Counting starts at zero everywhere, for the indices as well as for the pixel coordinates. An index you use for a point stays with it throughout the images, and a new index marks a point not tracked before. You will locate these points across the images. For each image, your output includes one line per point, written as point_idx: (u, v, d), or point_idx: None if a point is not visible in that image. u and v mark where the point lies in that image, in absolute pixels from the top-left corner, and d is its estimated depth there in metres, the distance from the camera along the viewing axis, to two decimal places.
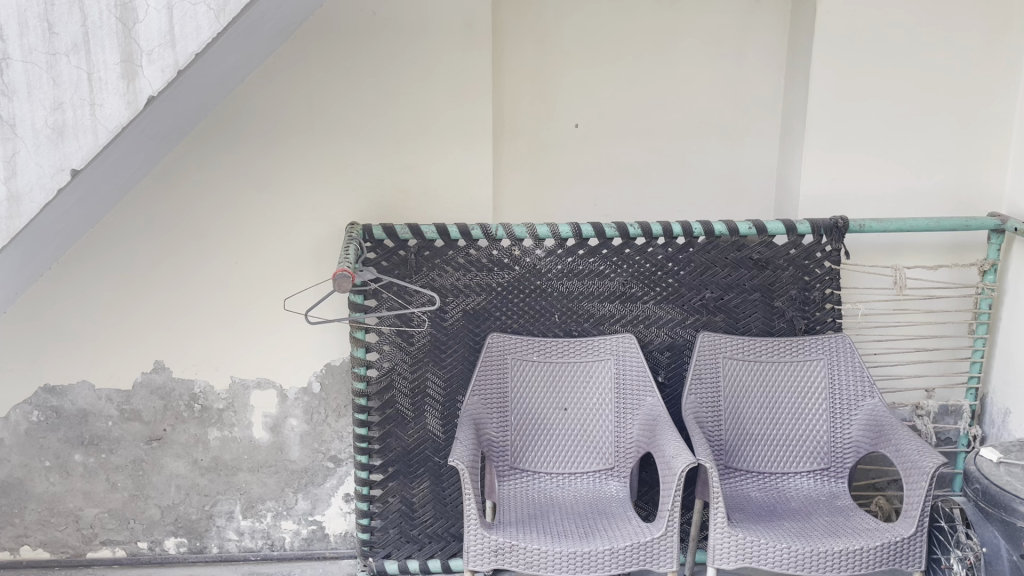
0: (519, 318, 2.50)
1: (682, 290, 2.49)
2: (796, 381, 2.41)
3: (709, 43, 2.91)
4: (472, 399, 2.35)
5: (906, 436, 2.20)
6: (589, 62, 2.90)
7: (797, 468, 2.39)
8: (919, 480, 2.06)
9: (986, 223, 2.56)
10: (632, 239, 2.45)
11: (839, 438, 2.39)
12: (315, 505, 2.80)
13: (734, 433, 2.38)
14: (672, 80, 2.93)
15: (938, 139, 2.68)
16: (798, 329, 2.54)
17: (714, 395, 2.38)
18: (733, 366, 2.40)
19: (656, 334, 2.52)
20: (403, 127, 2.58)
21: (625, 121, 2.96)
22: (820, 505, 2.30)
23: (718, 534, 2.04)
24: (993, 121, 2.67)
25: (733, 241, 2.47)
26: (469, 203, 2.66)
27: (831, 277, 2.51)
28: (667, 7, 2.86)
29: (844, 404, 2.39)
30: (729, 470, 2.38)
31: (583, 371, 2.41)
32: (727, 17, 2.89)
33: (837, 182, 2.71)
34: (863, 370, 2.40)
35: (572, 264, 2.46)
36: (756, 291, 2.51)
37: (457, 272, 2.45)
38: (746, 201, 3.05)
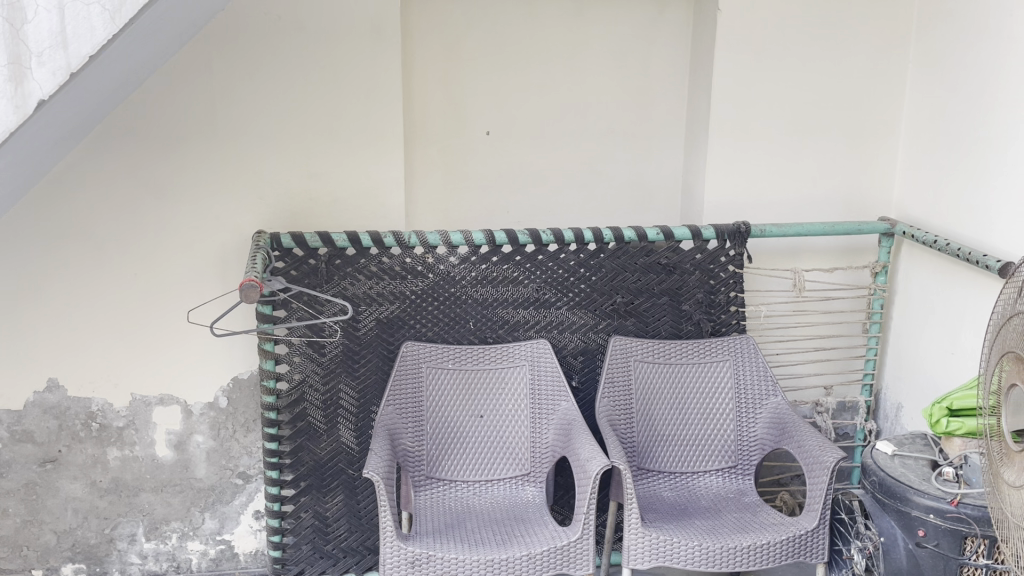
0: (433, 326, 2.49)
1: (594, 295, 2.53)
2: (704, 382, 2.47)
3: (616, 53, 2.97)
4: (387, 409, 2.31)
5: (807, 433, 2.28)
6: (499, 70, 2.91)
7: (705, 467, 2.45)
8: (820, 474, 2.14)
9: (877, 227, 2.70)
10: (545, 245, 2.48)
11: (745, 436, 2.47)
12: (223, 523, 2.71)
13: (646, 435, 2.43)
14: (581, 89, 2.98)
15: (832, 149, 2.81)
16: (705, 332, 2.62)
17: (627, 398, 2.42)
18: (644, 369, 2.45)
19: (570, 339, 2.55)
20: (313, 135, 2.53)
21: (536, 129, 2.99)
22: (729, 502, 2.37)
23: (632, 535, 2.08)
24: (881, 131, 2.82)
25: (642, 246, 2.52)
26: (381, 210, 2.63)
27: (736, 281, 2.60)
28: (575, 16, 2.91)
29: (750, 404, 2.47)
30: (642, 471, 2.42)
31: (498, 378, 2.41)
32: (634, 27, 2.95)
33: (739, 190, 2.81)
34: (766, 371, 2.49)
35: (486, 271, 2.46)
36: (664, 295, 2.57)
37: (370, 280, 2.42)
38: (656, 207, 3.12)
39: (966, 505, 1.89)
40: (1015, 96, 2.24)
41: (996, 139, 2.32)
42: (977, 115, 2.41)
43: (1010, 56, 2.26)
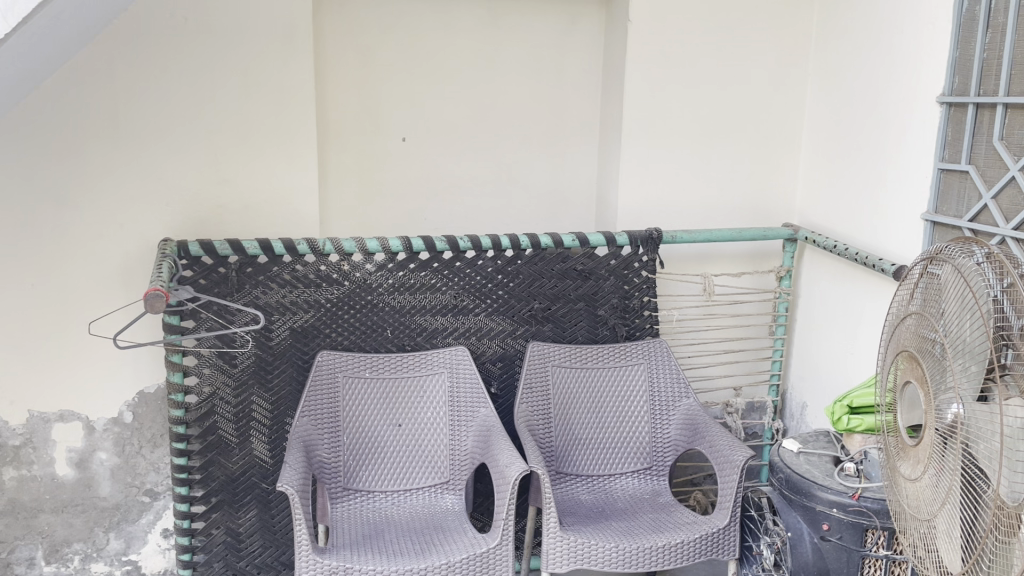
0: (349, 335, 2.45)
1: (512, 302, 2.54)
2: (619, 386, 2.52)
3: (530, 61, 2.99)
4: (302, 420, 2.27)
5: (718, 433, 2.35)
6: (413, 76, 2.90)
7: (621, 469, 2.48)
8: (731, 473, 2.21)
9: (781, 233, 2.80)
10: (462, 252, 2.48)
11: (659, 437, 2.52)
12: (129, 543, 2.60)
13: (564, 438, 2.46)
14: (496, 96, 2.99)
15: (738, 158, 2.91)
16: (620, 336, 2.66)
17: (545, 403, 2.44)
18: (561, 373, 2.48)
19: (488, 346, 2.56)
20: (221, 141, 2.46)
21: (451, 136, 2.98)
22: (645, 503, 2.41)
23: (550, 539, 2.10)
24: (784, 141, 2.93)
25: (558, 252, 2.55)
26: (294, 216, 2.58)
27: (649, 285, 2.66)
28: (489, 24, 2.92)
29: (664, 405, 2.52)
30: (560, 475, 2.44)
31: (416, 386, 2.39)
32: (547, 37, 2.99)
33: (650, 197, 2.88)
34: (678, 373, 2.55)
35: (403, 278, 2.45)
36: (580, 301, 2.60)
37: (283, 288, 2.37)
38: (571, 214, 3.16)
39: (866, 498, 1.98)
40: (905, 108, 2.37)
41: (889, 149, 2.45)
42: (872, 126, 2.54)
43: (901, 70, 2.39)
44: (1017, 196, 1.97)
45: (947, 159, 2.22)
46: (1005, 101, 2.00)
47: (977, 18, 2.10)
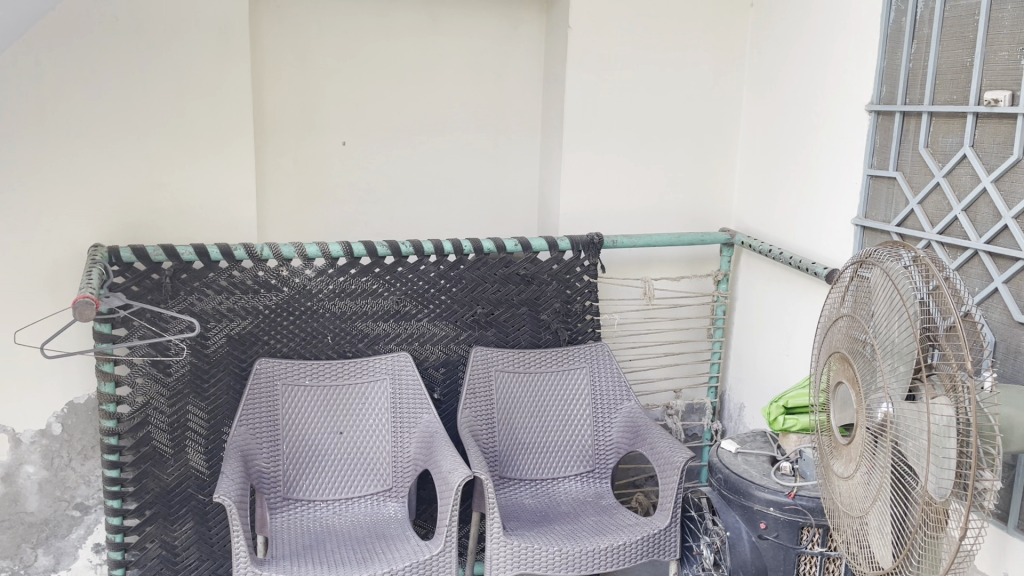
0: (289, 342, 2.41)
1: (455, 307, 2.53)
2: (562, 389, 2.53)
3: (471, 66, 2.99)
4: (240, 430, 2.22)
5: (659, 435, 2.38)
6: (353, 79, 2.87)
7: (565, 473, 2.49)
8: (671, 474, 2.24)
9: (718, 238, 2.85)
10: (404, 257, 2.46)
11: (602, 440, 2.53)
12: (58, 559, 2.51)
13: (507, 443, 2.46)
14: (438, 101, 2.98)
15: (677, 164, 2.95)
16: (563, 340, 2.68)
17: (488, 408, 2.44)
18: (504, 378, 2.49)
19: (431, 351, 2.54)
20: (155, 144, 2.40)
21: (392, 140, 2.96)
22: (588, 506, 2.42)
23: (494, 544, 2.09)
24: (720, 148, 2.99)
25: (501, 257, 2.56)
26: (231, 222, 2.53)
27: (591, 290, 2.68)
28: (429, 29, 2.92)
29: (606, 408, 2.54)
30: (504, 480, 2.44)
31: (358, 393, 2.37)
32: (488, 42, 3.00)
33: (591, 202, 2.90)
34: (620, 376, 2.57)
35: (343, 283, 2.42)
36: (523, 306, 2.61)
37: (219, 295, 2.32)
38: (513, 219, 3.17)
39: (802, 497, 2.02)
40: (836, 116, 2.44)
41: (821, 156, 2.52)
42: (804, 133, 2.60)
43: (832, 79, 2.46)
44: (941, 202, 2.05)
45: (875, 166, 2.29)
46: (929, 110, 2.07)
47: (904, 29, 2.17)
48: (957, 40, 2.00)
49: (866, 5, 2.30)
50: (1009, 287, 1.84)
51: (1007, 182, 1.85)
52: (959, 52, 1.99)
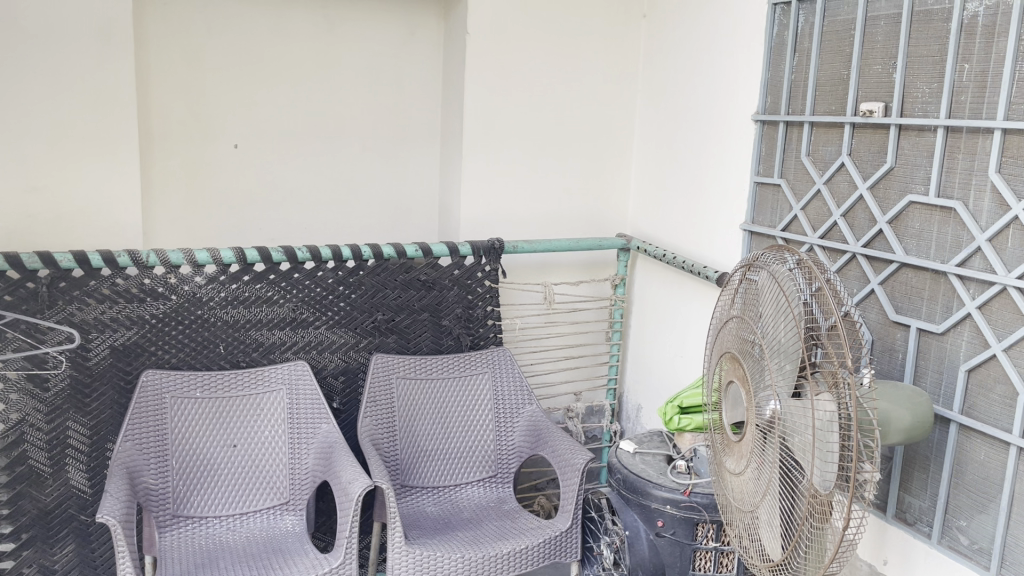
0: (178, 352, 2.32)
1: (354, 314, 2.49)
2: (463, 395, 2.52)
3: (368, 69, 2.95)
4: (125, 446, 2.12)
5: (560, 438, 2.40)
6: (246, 81, 2.80)
7: (467, 479, 2.48)
8: (572, 476, 2.26)
9: (615, 243, 2.90)
10: (301, 263, 2.40)
11: (505, 445, 2.53)
12: None
13: (408, 451, 2.43)
14: (334, 104, 2.93)
15: (574, 170, 2.99)
16: (465, 346, 2.67)
17: (389, 415, 2.41)
18: (405, 385, 2.46)
19: (329, 359, 2.49)
20: (29, 145, 2.27)
21: (287, 143, 2.89)
22: (490, 511, 2.41)
23: (395, 554, 2.06)
24: (617, 154, 3.05)
25: (401, 263, 2.53)
26: (114, 227, 2.41)
27: (492, 295, 2.68)
28: (325, 31, 2.87)
29: (508, 413, 2.54)
30: (406, 488, 2.41)
31: (252, 404, 2.29)
32: (385, 45, 2.96)
33: (491, 207, 2.91)
34: (521, 381, 2.58)
35: (236, 291, 2.34)
36: (424, 311, 2.59)
37: (102, 304, 2.21)
38: (413, 224, 3.14)
39: (697, 493, 2.08)
40: (725, 124, 2.53)
41: (712, 163, 2.60)
42: (695, 140, 2.68)
43: (721, 89, 2.54)
44: (822, 208, 2.15)
45: (761, 173, 2.39)
46: (810, 120, 2.16)
47: (786, 43, 2.27)
48: (834, 53, 2.10)
49: (751, 19, 2.40)
50: (884, 288, 1.95)
51: (881, 189, 1.95)
52: (837, 65, 2.09)
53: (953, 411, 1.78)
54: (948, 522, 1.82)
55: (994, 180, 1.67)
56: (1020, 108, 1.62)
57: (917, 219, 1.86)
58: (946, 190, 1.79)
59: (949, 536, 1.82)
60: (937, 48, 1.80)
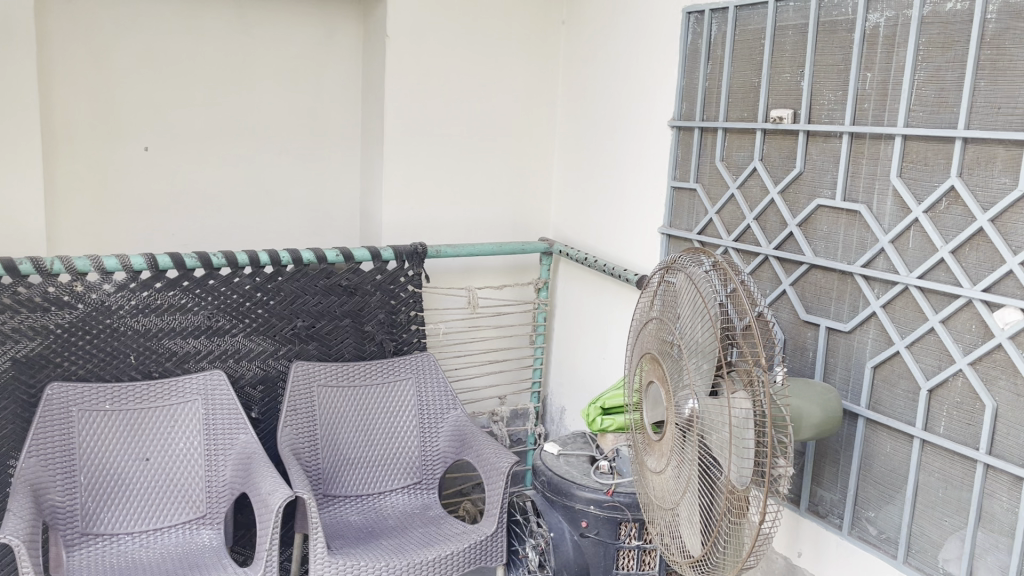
0: (86, 363, 2.23)
1: (272, 321, 2.44)
2: (387, 401, 2.49)
3: (285, 71, 2.90)
4: (29, 461, 2.02)
5: (484, 442, 2.40)
6: (157, 82, 2.71)
7: (391, 486, 2.45)
8: (497, 480, 2.26)
9: (538, 247, 2.91)
10: (216, 269, 2.34)
11: (429, 451, 2.51)
12: None
13: (331, 459, 2.39)
14: (250, 106, 2.87)
15: (496, 174, 3.00)
16: (388, 352, 2.64)
17: (310, 424, 2.37)
18: (327, 393, 2.42)
19: (247, 368, 2.43)
20: None
21: (201, 146, 2.81)
22: (415, 518, 2.39)
23: (318, 565, 2.02)
24: (538, 159, 3.07)
25: (321, 268, 2.49)
26: (15, 233, 2.30)
27: (415, 300, 2.66)
28: (240, 32, 2.80)
29: (432, 418, 2.53)
30: (328, 498, 2.37)
31: (166, 416, 2.22)
32: (303, 47, 2.92)
33: (414, 211, 2.89)
34: (445, 386, 2.56)
35: (148, 298, 2.26)
36: (346, 317, 2.55)
37: (2, 313, 2.10)
38: (334, 229, 3.10)
39: (620, 493, 2.11)
40: (643, 130, 2.57)
41: (631, 167, 2.64)
42: (614, 146, 2.72)
43: (639, 95, 2.59)
44: (736, 212, 2.21)
45: (678, 178, 2.44)
46: (724, 126, 2.22)
47: (700, 51, 2.33)
48: (746, 62, 2.17)
49: (666, 27, 2.45)
50: (795, 289, 2.02)
51: (791, 193, 2.02)
52: (749, 73, 2.16)
53: (861, 406, 1.86)
54: (858, 514, 1.90)
55: (896, 185, 1.75)
56: (917, 116, 1.71)
57: (825, 222, 1.93)
58: (851, 194, 1.87)
59: (858, 527, 1.90)
60: (841, 58, 1.88)
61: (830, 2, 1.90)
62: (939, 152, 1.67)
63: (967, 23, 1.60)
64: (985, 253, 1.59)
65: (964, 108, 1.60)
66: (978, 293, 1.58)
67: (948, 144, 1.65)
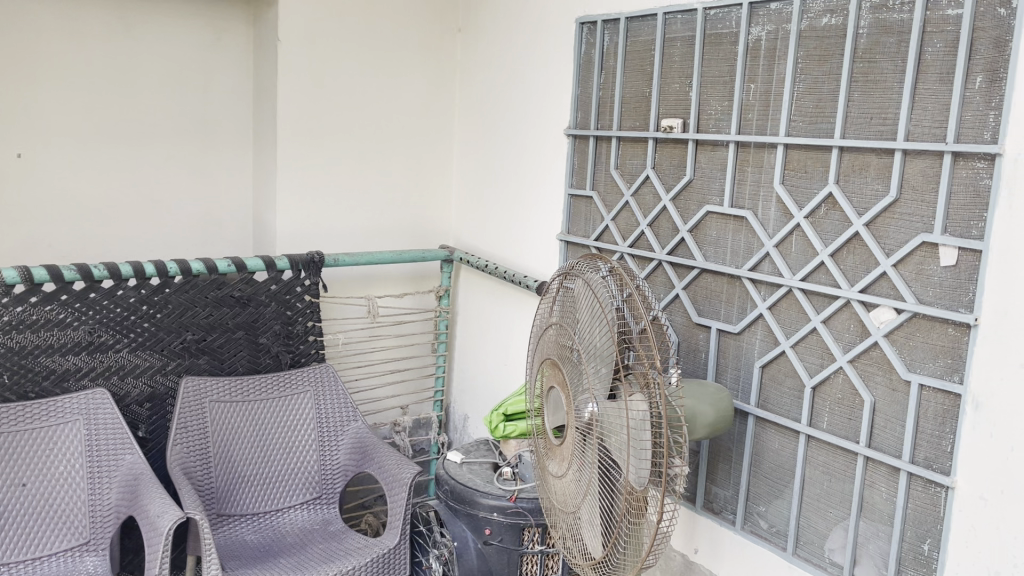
0: None
1: (160, 335, 2.34)
2: (284, 415, 2.43)
3: (172, 75, 2.79)
4: None
5: (386, 453, 2.36)
6: (29, 83, 2.57)
7: (289, 502, 2.38)
8: (399, 492, 2.23)
9: (438, 255, 2.90)
10: (97, 282, 2.23)
11: (329, 464, 2.45)
12: None
13: (225, 478, 2.31)
14: (133, 111, 2.75)
15: (394, 182, 2.98)
16: (284, 364, 2.57)
17: (202, 442, 2.29)
18: (220, 409, 2.34)
19: (134, 385, 2.32)
20: None
21: (80, 151, 2.68)
22: (315, 534, 2.33)
23: None
24: (436, 167, 3.06)
25: (212, 279, 2.40)
26: None
27: (313, 310, 2.59)
28: (121, 33, 2.69)
29: (332, 431, 2.47)
30: (223, 517, 2.28)
31: (43, 438, 2.09)
32: (190, 50, 2.81)
33: (309, 220, 2.83)
34: (345, 398, 2.51)
35: (23, 314, 2.13)
36: (239, 330, 2.47)
37: None
38: (226, 238, 3.00)
39: (522, 499, 2.12)
40: (540, 138, 2.60)
41: (529, 174, 2.67)
42: (512, 153, 2.74)
43: (535, 103, 2.62)
44: (631, 219, 2.26)
45: (575, 185, 2.47)
46: (617, 135, 2.27)
47: (593, 61, 2.37)
48: (637, 72, 2.22)
49: (560, 37, 2.49)
50: (688, 293, 2.08)
51: (682, 200, 2.08)
52: (640, 83, 2.21)
53: (751, 404, 1.93)
54: (750, 509, 1.97)
55: (779, 192, 1.82)
56: (797, 126, 1.79)
57: (714, 228, 2.00)
58: (738, 200, 1.94)
59: (750, 521, 1.97)
60: (726, 70, 1.95)
61: (715, 16, 1.97)
62: (817, 161, 1.75)
63: (841, 38, 1.69)
64: (861, 256, 1.68)
65: (840, 118, 1.69)
66: (855, 294, 1.67)
67: (824, 153, 1.74)
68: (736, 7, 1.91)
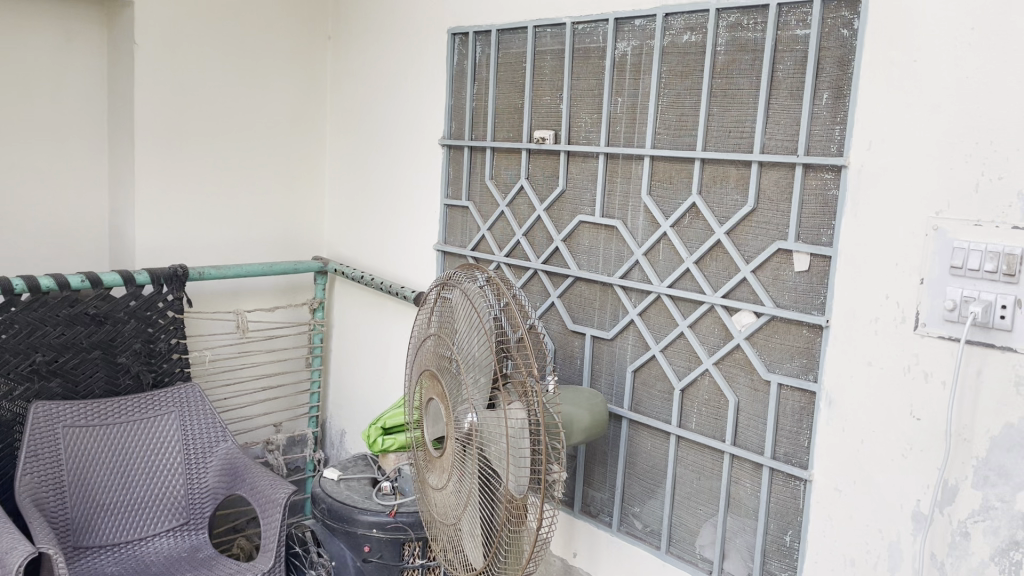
0: None
1: (5, 357, 2.17)
2: (147, 439, 2.30)
3: (16, 77, 2.61)
4: None
5: (258, 474, 2.28)
6: None
7: (154, 530, 2.25)
8: (273, 513, 2.15)
9: (312, 266, 2.87)
10: None
11: (197, 488, 2.34)
12: None
13: (82, 508, 2.16)
14: None
15: (263, 192, 2.89)
16: (146, 384, 2.44)
17: (55, 470, 2.14)
18: (75, 435, 2.20)
19: None
20: None
21: None
22: (182, 562, 2.21)
23: None
24: (308, 176, 2.99)
25: (63, 296, 2.25)
26: None
27: (175, 326, 2.47)
28: None
29: (199, 453, 2.36)
30: (80, 550, 2.13)
31: None
32: (36, 51, 2.64)
33: (173, 231, 2.70)
34: (213, 418, 2.40)
35: None
36: (95, 349, 2.32)
37: None
38: (81, 251, 2.82)
39: (401, 514, 2.08)
40: (414, 147, 2.59)
41: (404, 184, 2.65)
42: (386, 163, 2.71)
43: (409, 113, 2.61)
44: (506, 228, 2.27)
45: (450, 196, 2.47)
46: (491, 146, 2.29)
47: (466, 71, 2.38)
48: (509, 83, 2.24)
49: (432, 47, 2.49)
50: (563, 301, 2.12)
51: (555, 210, 2.12)
52: (512, 94, 2.24)
53: (624, 408, 1.98)
54: (625, 510, 2.01)
55: (646, 202, 1.88)
56: (662, 139, 1.85)
57: (585, 237, 2.04)
58: (608, 210, 1.99)
59: (626, 523, 2.01)
60: (594, 83, 2.00)
61: (583, 30, 2.02)
62: (681, 172, 1.83)
63: (700, 55, 1.77)
64: (723, 263, 1.75)
65: (701, 131, 1.76)
66: (719, 299, 1.74)
67: (687, 164, 1.81)
68: (604, 22, 1.96)
